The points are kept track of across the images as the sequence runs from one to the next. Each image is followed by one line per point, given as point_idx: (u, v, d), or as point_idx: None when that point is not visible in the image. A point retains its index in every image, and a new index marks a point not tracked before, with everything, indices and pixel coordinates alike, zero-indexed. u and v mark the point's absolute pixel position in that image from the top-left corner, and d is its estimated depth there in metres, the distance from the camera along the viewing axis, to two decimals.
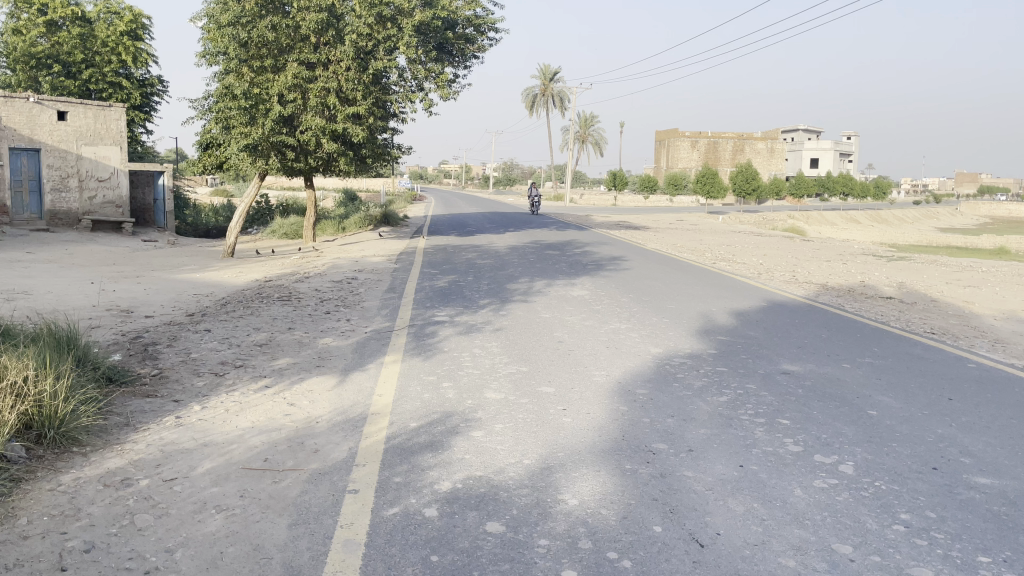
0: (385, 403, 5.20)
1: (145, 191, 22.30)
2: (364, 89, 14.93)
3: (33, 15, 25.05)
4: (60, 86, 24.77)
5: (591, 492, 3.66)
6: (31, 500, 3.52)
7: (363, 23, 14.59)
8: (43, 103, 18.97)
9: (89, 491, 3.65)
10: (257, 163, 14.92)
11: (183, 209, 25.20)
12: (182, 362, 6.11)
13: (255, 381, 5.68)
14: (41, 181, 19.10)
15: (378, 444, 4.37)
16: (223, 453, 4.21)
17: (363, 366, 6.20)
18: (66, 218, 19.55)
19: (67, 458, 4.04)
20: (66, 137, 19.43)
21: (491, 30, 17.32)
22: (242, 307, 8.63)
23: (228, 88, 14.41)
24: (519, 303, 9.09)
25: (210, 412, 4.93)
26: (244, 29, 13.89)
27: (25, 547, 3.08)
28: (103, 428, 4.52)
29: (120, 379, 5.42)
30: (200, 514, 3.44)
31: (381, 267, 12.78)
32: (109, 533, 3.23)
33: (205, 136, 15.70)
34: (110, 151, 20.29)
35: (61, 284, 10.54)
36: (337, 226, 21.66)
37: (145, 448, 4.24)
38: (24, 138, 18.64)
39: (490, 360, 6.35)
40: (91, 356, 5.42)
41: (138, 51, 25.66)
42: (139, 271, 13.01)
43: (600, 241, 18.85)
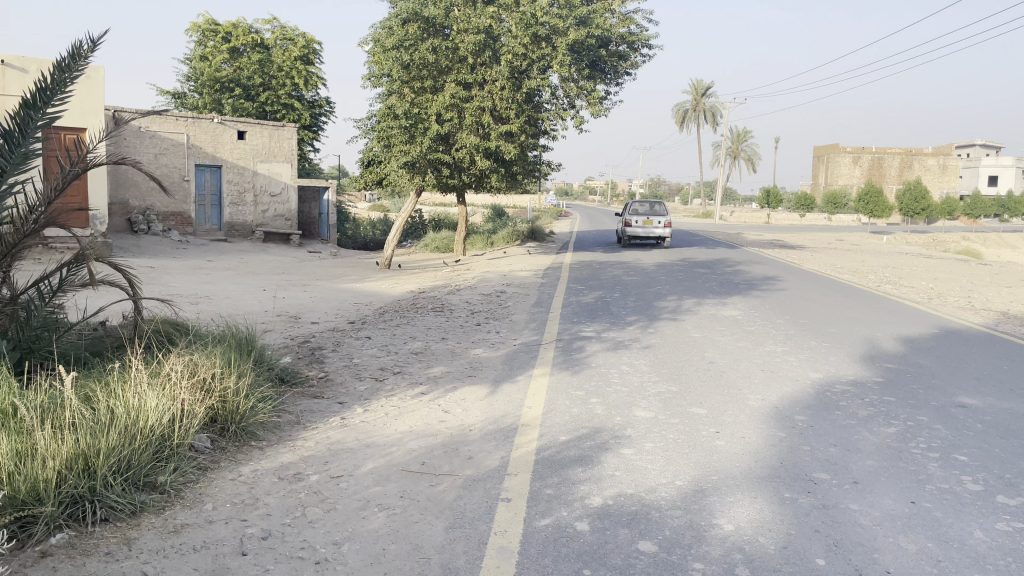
0: (534, 415, 5.27)
1: (311, 205, 23.85)
2: (517, 107, 15.19)
3: (217, 42, 27.37)
4: (240, 109, 27.03)
5: (748, 518, 3.56)
6: (215, 487, 3.85)
7: (518, 42, 14.87)
8: (227, 123, 20.62)
9: (266, 482, 3.94)
10: (414, 179, 15.68)
11: (344, 223, 26.70)
12: (346, 366, 6.48)
13: (412, 388, 5.92)
14: (222, 195, 20.79)
15: (529, 455, 4.45)
16: (384, 454, 4.42)
17: (513, 378, 6.32)
18: (242, 229, 21.23)
19: (246, 450, 4.38)
20: (245, 155, 21.09)
21: (644, 47, 17.18)
22: (399, 317, 9.03)
23: (390, 109, 15.24)
24: (668, 322, 8.96)
25: (373, 414, 5.19)
26: (406, 52, 14.61)
27: (211, 531, 3.37)
28: (277, 424, 4.87)
29: (292, 380, 5.83)
30: (365, 511, 3.63)
31: (528, 281, 12.97)
32: (283, 523, 3.48)
33: (367, 154, 16.61)
34: (282, 168, 21.88)
35: (238, 291, 11.43)
36: (486, 240, 22.25)
37: (315, 445, 4.53)
38: (208, 156, 20.32)
39: (640, 378, 6.30)
40: (267, 358, 5.86)
41: (310, 75, 27.60)
42: (307, 280, 13.90)
43: (753, 260, 18.28)
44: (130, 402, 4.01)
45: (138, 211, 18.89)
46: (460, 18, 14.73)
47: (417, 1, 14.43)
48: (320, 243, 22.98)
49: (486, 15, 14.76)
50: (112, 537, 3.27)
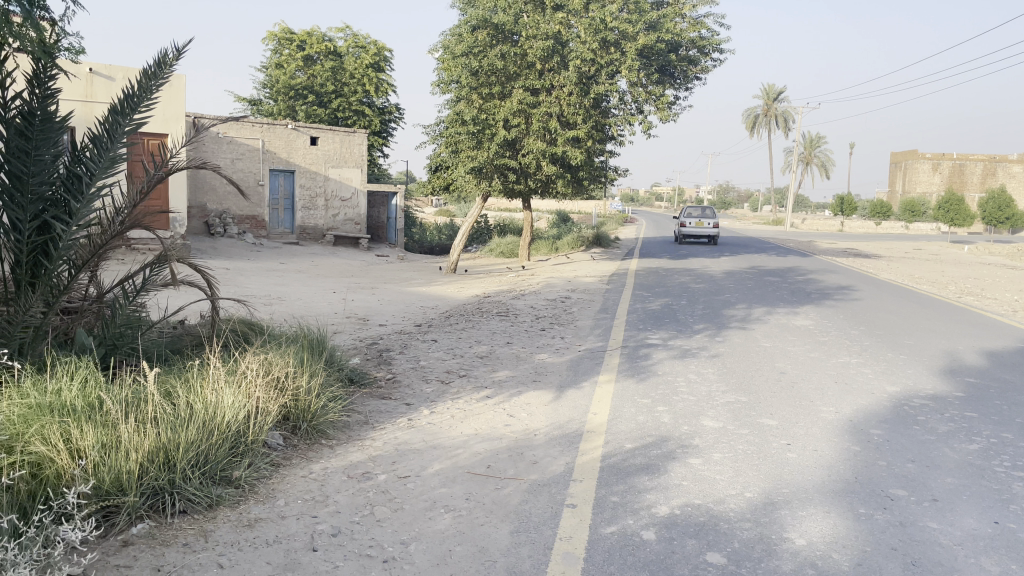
0: (599, 422, 5.25)
1: (380, 210, 24.26)
2: (585, 113, 15.09)
3: (293, 51, 28.25)
4: (313, 115, 27.75)
5: (821, 533, 3.47)
6: (287, 483, 3.95)
7: (587, 48, 14.78)
8: (300, 129, 21.16)
9: (336, 480, 4.02)
10: (481, 184, 15.80)
11: (411, 228, 27.10)
12: (412, 368, 6.57)
13: (478, 391, 5.95)
14: (294, 199, 21.34)
15: (594, 462, 4.43)
16: (450, 456, 4.47)
17: (579, 384, 6.30)
18: (313, 232, 21.75)
19: (317, 448, 4.49)
20: (317, 160, 21.59)
21: (716, 51, 16.93)
22: (465, 321, 9.10)
23: (458, 115, 15.44)
24: (737, 331, 8.80)
25: (439, 416, 5.25)
26: (475, 58, 14.79)
27: (283, 526, 3.45)
28: (347, 424, 4.97)
29: (361, 380, 5.94)
30: (431, 512, 3.67)
31: (593, 287, 12.91)
32: (353, 520, 3.54)
33: (435, 159, 16.83)
34: (352, 173, 22.34)
35: (309, 293, 11.70)
36: (552, 246, 22.28)
37: (383, 445, 4.61)
38: (282, 161, 20.88)
39: (707, 387, 6.20)
40: (337, 359, 5.99)
41: (380, 82, 28.09)
42: (376, 283, 14.13)
43: (826, 268, 17.82)
44: (208, 398, 4.15)
45: (215, 214, 19.52)
46: (529, 24, 14.80)
47: (487, 9, 14.64)
48: (388, 247, 23.35)
49: (555, 21, 14.83)
50: (189, 528, 3.38)
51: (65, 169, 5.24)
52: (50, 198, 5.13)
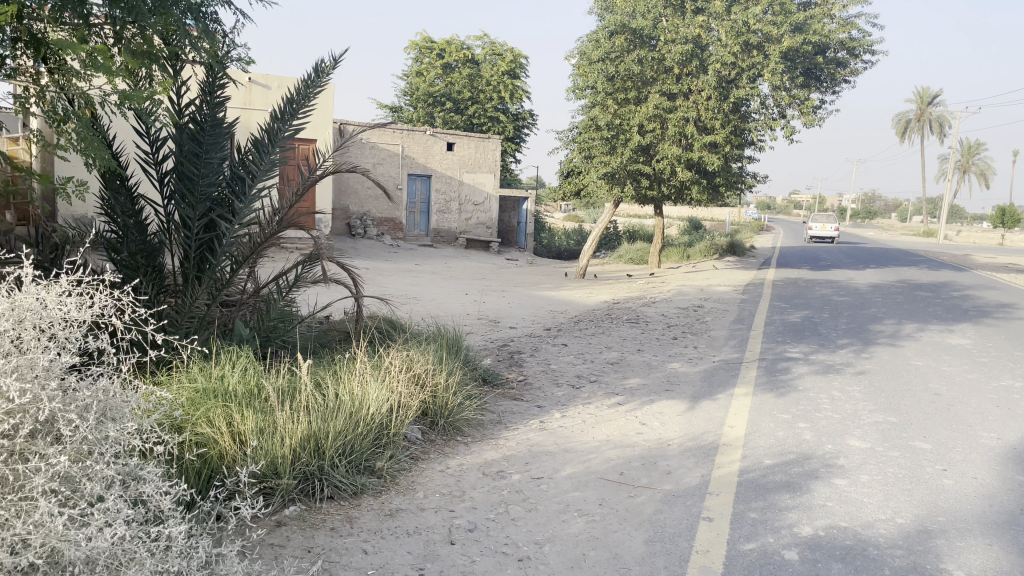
0: (736, 435, 5.10)
1: (511, 215, 24.61)
2: (724, 117, 14.69)
3: (433, 59, 29.15)
4: (450, 121, 28.49)
5: (982, 567, 3.22)
6: (426, 477, 4.07)
7: (728, 52, 14.38)
8: (437, 135, 21.76)
9: (472, 477, 4.11)
10: (613, 190, 15.73)
11: (541, 232, 27.35)
12: (543, 371, 6.62)
13: (609, 397, 5.92)
14: (430, 203, 21.98)
15: (731, 476, 4.30)
16: (583, 461, 4.46)
17: (713, 395, 6.15)
18: (447, 236, 22.34)
19: (453, 444, 4.62)
20: (452, 165, 22.15)
21: (867, 53, 16.08)
22: (595, 326, 9.08)
23: (593, 120, 15.47)
24: (884, 347, 8.33)
25: (571, 420, 5.26)
26: (612, 64, 14.84)
27: (423, 518, 3.56)
28: (482, 422, 5.07)
29: (494, 381, 6.05)
30: (565, 515, 3.69)
31: (728, 296, 12.55)
32: (488, 517, 3.61)
33: (567, 165, 16.87)
34: (486, 178, 22.77)
35: (443, 294, 11.99)
36: (683, 253, 21.91)
37: (516, 445, 4.67)
38: (419, 166, 21.55)
39: (852, 405, 5.90)
40: (473, 359, 6.13)
41: (515, 88, 28.29)
42: (506, 286, 14.32)
43: (986, 284, 16.51)
44: (355, 391, 4.36)
45: (356, 216, 20.38)
46: (668, 28, 14.66)
47: (625, 14, 14.68)
48: (518, 251, 23.60)
49: (695, 25, 14.60)
50: (337, 514, 3.55)
51: (231, 170, 5.63)
52: (216, 198, 5.52)
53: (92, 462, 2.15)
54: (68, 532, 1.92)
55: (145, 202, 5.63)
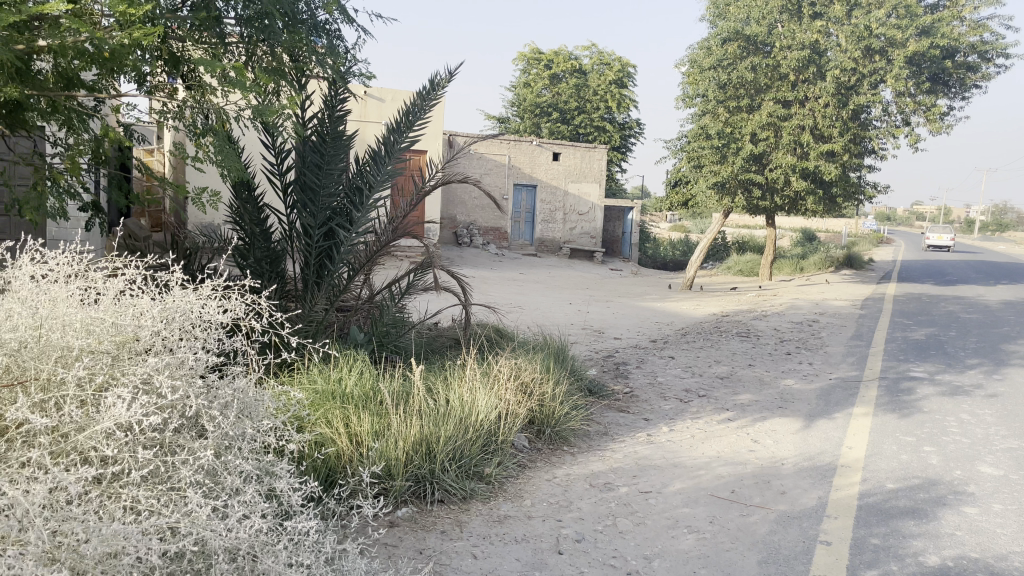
0: (855, 456, 4.88)
1: (616, 225, 24.44)
2: (843, 125, 14.16)
3: (540, 70, 29.34)
4: (556, 131, 28.60)
5: None
6: (533, 485, 4.09)
7: (848, 57, 13.94)
8: (544, 145, 21.90)
9: (579, 487, 4.10)
10: (723, 201, 15.36)
11: (646, 243, 27.03)
12: (650, 384, 6.54)
13: (719, 412, 5.79)
14: (535, 213, 22.12)
15: (850, 499, 4.12)
16: (693, 476, 4.38)
17: (830, 414, 5.91)
18: (551, 245, 22.40)
19: (560, 453, 4.63)
20: (558, 175, 22.21)
21: (1001, 56, 15.16)
22: (703, 339, 8.89)
23: (703, 129, 15.18)
24: (1019, 369, 7.79)
25: (679, 434, 5.17)
26: (724, 72, 14.60)
27: (530, 526, 3.58)
28: (587, 433, 5.06)
29: (600, 392, 6.02)
30: (674, 530, 3.63)
31: (844, 311, 12.04)
32: (596, 529, 3.59)
33: (674, 175, 16.60)
34: (591, 188, 22.68)
35: (547, 303, 12.04)
36: (796, 265, 21.17)
37: (623, 458, 4.63)
38: (525, 176, 21.74)
39: (984, 429, 5.54)
40: (580, 370, 6.12)
41: (623, 97, 28.37)
42: (611, 297, 14.23)
43: None
44: (465, 397, 4.43)
45: (464, 225, 20.75)
46: (784, 33, 14.27)
47: (738, 20, 14.44)
48: (622, 261, 23.39)
49: (812, 30, 14.16)
50: (446, 517, 3.62)
51: (349, 182, 5.84)
52: (335, 207, 5.74)
53: (232, 456, 2.26)
54: (214, 522, 2.02)
55: (269, 211, 5.91)
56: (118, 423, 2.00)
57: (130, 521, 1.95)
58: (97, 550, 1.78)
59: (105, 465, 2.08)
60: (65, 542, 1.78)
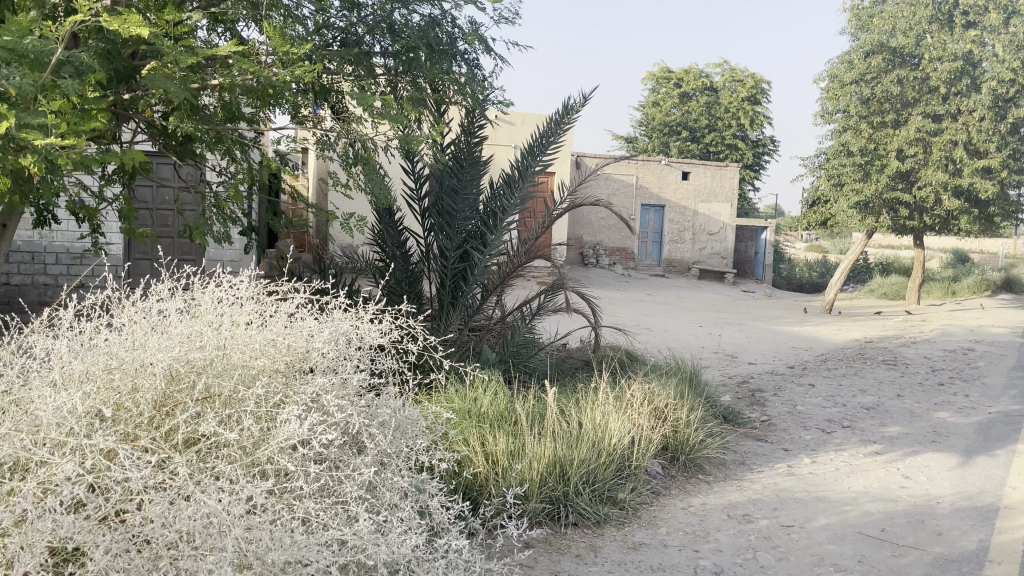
0: (1020, 498, 4.50)
1: (749, 245, 23.71)
2: (1000, 140, 13.25)
3: (669, 89, 28.93)
4: (686, 150, 28.18)
5: None
6: (667, 513, 4.02)
7: (1006, 67, 13.14)
8: (673, 164, 21.65)
9: (716, 518, 4.00)
10: (866, 220, 14.54)
11: (780, 264, 26.07)
12: (788, 413, 6.29)
13: (864, 445, 5.49)
14: (663, 233, 21.84)
15: (1016, 544, 3.81)
16: (838, 512, 4.18)
17: (990, 451, 5.48)
18: (680, 266, 22.02)
19: (695, 481, 4.53)
20: (687, 195, 21.85)
21: None
22: (845, 366, 8.47)
23: (844, 145, 14.55)
24: None
25: (820, 467, 4.95)
26: (867, 86, 14.00)
27: (667, 555, 3.52)
28: (723, 461, 4.93)
29: (735, 420, 5.85)
30: (819, 568, 3.47)
31: (1003, 339, 11.15)
32: (734, 561, 3.49)
33: (812, 193, 15.96)
34: (722, 208, 22.07)
35: (676, 325, 11.83)
36: (946, 289, 19.82)
37: (762, 489, 4.48)
38: (654, 195, 21.54)
39: None
40: (714, 397, 5.96)
41: (756, 115, 27.73)
42: (743, 320, 13.82)
43: None
44: (598, 421, 4.42)
45: (590, 246, 20.74)
46: (934, 45, 13.53)
47: (883, 32, 13.84)
48: (755, 283, 22.64)
49: (966, 39, 13.37)
50: (581, 541, 3.62)
51: (485, 206, 5.99)
52: (471, 230, 5.90)
53: (389, 474, 2.35)
54: (375, 537, 2.10)
55: (409, 234, 6.14)
56: (294, 439, 2.11)
57: (299, 532, 2.06)
58: (280, 558, 1.87)
59: (280, 478, 2.20)
60: (253, 548, 1.88)
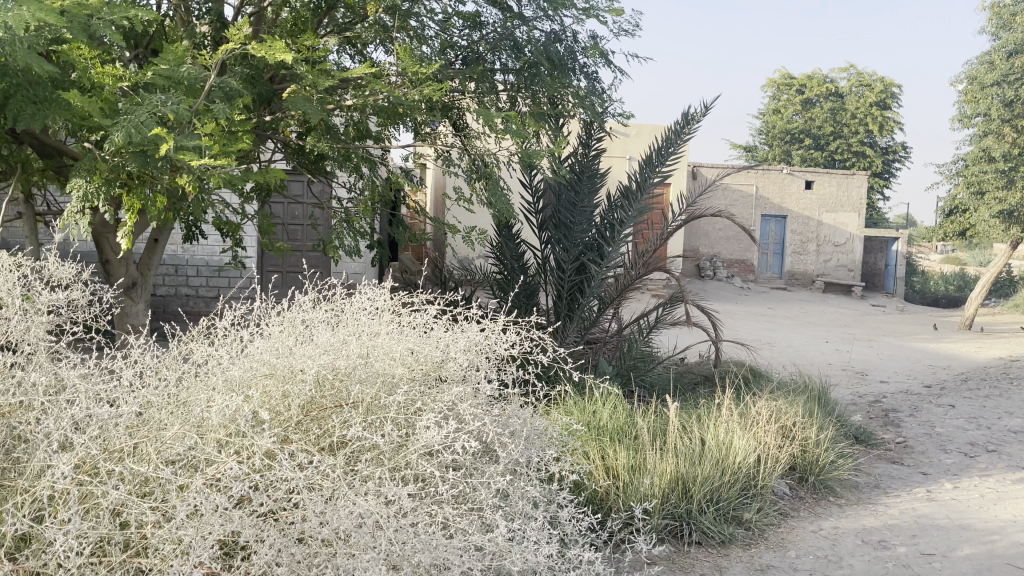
0: None
1: (878, 257, 22.55)
2: None
3: (791, 95, 27.99)
4: (809, 159, 27.18)
5: None
6: (797, 536, 3.88)
7: None
8: (795, 173, 20.94)
9: (849, 542, 3.82)
10: (1010, 231, 13.63)
11: (913, 276, 24.64)
12: (926, 434, 5.93)
13: (1013, 471, 5.11)
14: (784, 244, 21.09)
15: None
16: (985, 542, 3.90)
17: None
18: (803, 279, 21.20)
19: (825, 504, 4.35)
20: (811, 205, 21.04)
21: None
22: (989, 387, 7.91)
23: (985, 151, 13.66)
24: None
25: (964, 493, 4.64)
26: (1010, 87, 13.12)
27: None
28: (855, 484, 4.70)
29: (867, 441, 5.57)
30: None
31: None
32: None
33: (949, 202, 15.04)
34: (849, 218, 21.14)
35: (801, 340, 11.39)
36: None
37: (899, 514, 4.24)
38: (775, 206, 20.86)
39: None
40: (844, 417, 5.70)
41: (885, 119, 26.34)
42: (873, 335, 13.14)
43: None
44: (722, 438, 4.30)
45: (707, 257, 20.30)
46: None
47: None
48: (885, 296, 21.49)
49: None
50: (705, 560, 3.54)
51: (603, 218, 5.97)
52: (588, 242, 5.88)
53: (521, 483, 2.38)
54: (507, 545, 2.14)
55: (527, 246, 6.20)
56: (433, 447, 2.17)
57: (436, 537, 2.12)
58: (426, 561, 1.94)
59: (417, 483, 2.27)
60: (398, 551, 1.95)
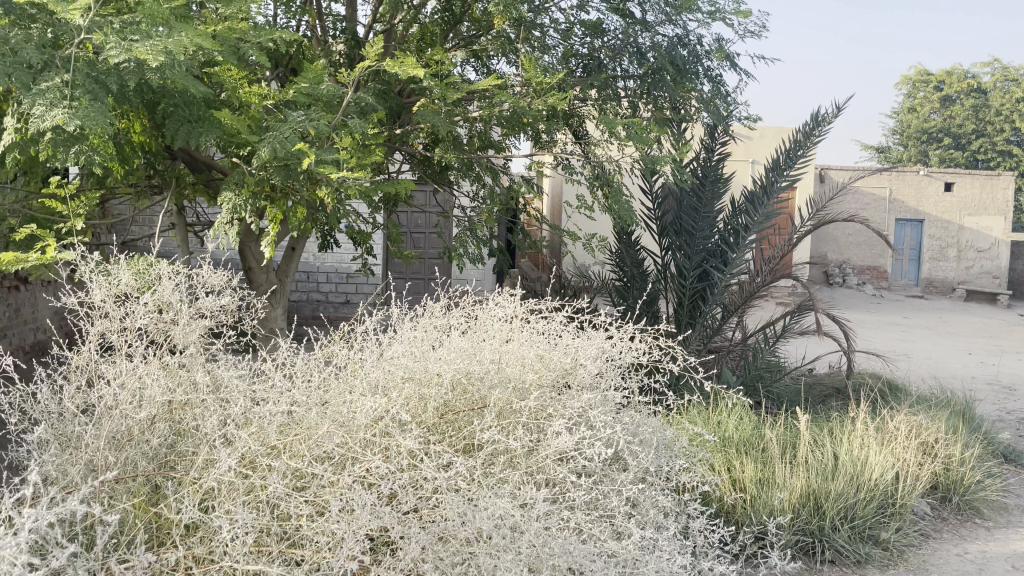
0: None
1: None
2: None
3: (929, 92, 26.47)
4: (948, 159, 25.55)
5: None
6: (940, 559, 3.66)
7: None
8: (933, 175, 19.76)
9: (999, 568, 3.57)
10: None
11: None
12: None
13: None
14: (921, 250, 19.89)
15: None
16: None
17: None
18: (942, 286, 19.93)
19: (972, 526, 4.08)
20: (951, 208, 19.77)
21: None
22: None
23: None
24: None
25: None
26: None
27: None
28: (1004, 506, 4.39)
29: (1018, 460, 5.19)
30: None
31: None
32: None
33: None
34: (994, 221, 19.82)
35: (940, 352, 10.72)
36: None
37: None
38: (910, 210, 19.72)
39: None
40: (992, 434, 5.32)
41: None
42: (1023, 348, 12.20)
43: None
44: (856, 453, 4.11)
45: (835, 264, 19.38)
46: None
47: None
48: None
49: None
50: None
51: (727, 224, 5.83)
52: (711, 249, 5.80)
53: (652, 492, 2.38)
54: (637, 552, 2.14)
55: (647, 253, 6.13)
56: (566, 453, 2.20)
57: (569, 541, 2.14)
58: (562, 565, 1.96)
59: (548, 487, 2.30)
60: (536, 553, 1.99)
